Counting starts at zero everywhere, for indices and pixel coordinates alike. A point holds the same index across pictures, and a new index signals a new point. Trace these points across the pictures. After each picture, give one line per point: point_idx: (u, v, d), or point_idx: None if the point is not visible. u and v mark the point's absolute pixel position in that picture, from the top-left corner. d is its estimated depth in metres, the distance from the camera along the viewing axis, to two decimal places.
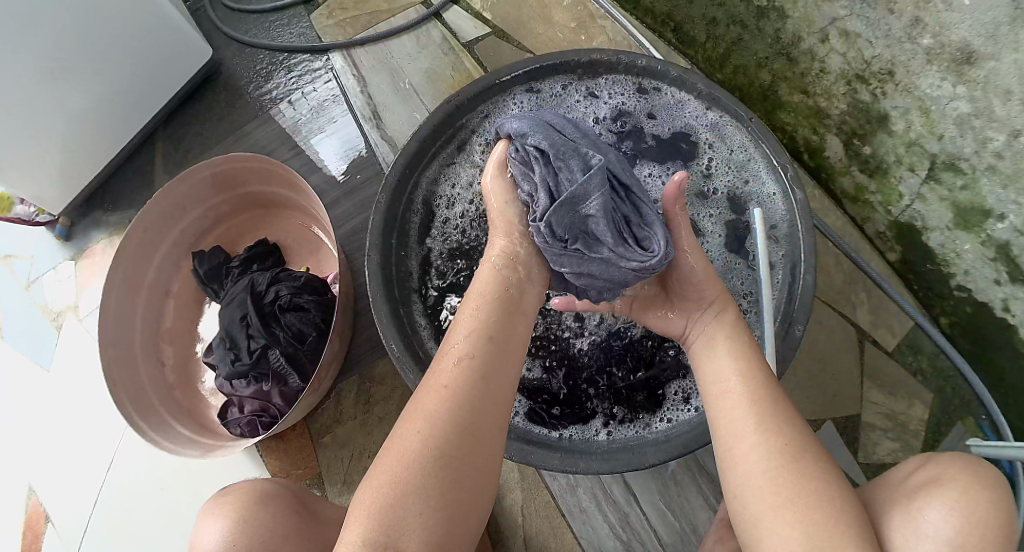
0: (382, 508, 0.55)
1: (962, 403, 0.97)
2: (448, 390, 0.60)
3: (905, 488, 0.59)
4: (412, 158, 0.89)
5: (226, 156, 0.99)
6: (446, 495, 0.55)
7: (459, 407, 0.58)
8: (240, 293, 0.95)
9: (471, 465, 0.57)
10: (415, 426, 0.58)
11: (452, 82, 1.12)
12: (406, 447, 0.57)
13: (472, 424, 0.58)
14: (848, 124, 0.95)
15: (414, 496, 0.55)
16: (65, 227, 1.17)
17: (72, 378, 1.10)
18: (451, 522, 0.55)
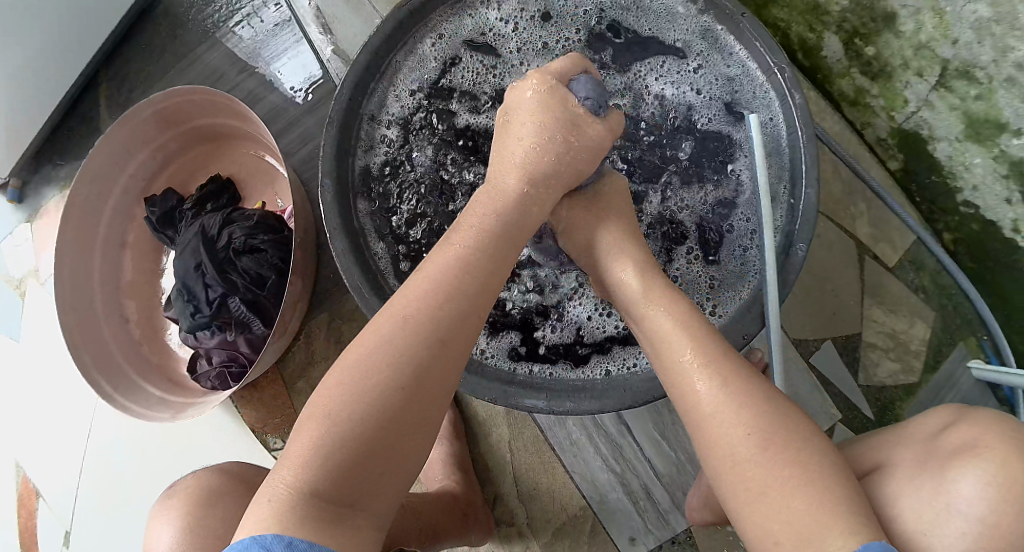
0: (336, 416, 0.49)
1: (964, 323, 0.94)
2: (394, 341, 0.52)
3: (939, 449, 0.54)
4: (362, 72, 0.79)
5: (166, 91, 0.90)
6: (401, 414, 0.50)
7: (400, 356, 0.51)
8: (190, 240, 0.89)
9: (434, 386, 0.52)
10: (389, 332, 0.52)
11: None
12: (333, 402, 0.50)
13: (444, 342, 0.53)
14: (850, 22, 0.85)
15: (370, 410, 0.49)
16: (18, 190, 1.09)
17: (46, 345, 1.05)
18: (370, 482, 0.49)
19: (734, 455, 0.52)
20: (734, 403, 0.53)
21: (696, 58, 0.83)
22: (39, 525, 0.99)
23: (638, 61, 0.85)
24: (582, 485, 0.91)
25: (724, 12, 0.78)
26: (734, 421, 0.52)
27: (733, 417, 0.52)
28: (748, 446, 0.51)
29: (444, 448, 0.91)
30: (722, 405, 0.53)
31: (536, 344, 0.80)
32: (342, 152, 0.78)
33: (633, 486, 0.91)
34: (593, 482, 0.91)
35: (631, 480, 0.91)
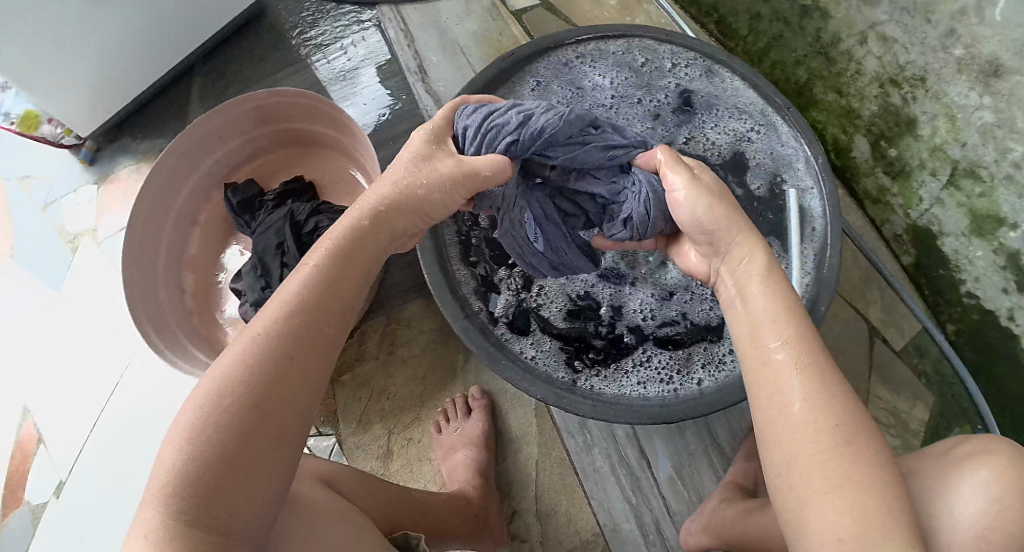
0: (188, 451, 0.46)
1: (961, 411, 1.02)
2: (235, 367, 0.48)
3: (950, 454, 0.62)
4: (466, 103, 0.90)
5: (274, 90, 1.00)
6: (250, 438, 0.47)
7: (244, 385, 0.48)
8: (276, 222, 0.94)
9: (280, 407, 0.48)
10: (243, 357, 0.49)
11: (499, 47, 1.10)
12: (178, 437, 0.47)
13: (290, 357, 0.50)
14: (878, 127, 0.99)
15: (215, 439, 0.46)
16: (92, 151, 1.15)
17: (81, 303, 1.09)
18: (220, 520, 0.45)
19: (816, 455, 0.48)
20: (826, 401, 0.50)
21: (750, 137, 0.94)
22: (32, 470, 1.04)
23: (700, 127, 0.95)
24: (598, 511, 0.92)
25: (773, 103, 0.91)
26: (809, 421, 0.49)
27: (821, 415, 0.49)
28: (832, 445, 0.48)
29: (470, 454, 0.89)
30: (821, 403, 0.49)
31: (587, 358, 0.85)
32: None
33: (645, 519, 0.92)
34: (609, 510, 0.92)
35: (644, 513, 0.92)
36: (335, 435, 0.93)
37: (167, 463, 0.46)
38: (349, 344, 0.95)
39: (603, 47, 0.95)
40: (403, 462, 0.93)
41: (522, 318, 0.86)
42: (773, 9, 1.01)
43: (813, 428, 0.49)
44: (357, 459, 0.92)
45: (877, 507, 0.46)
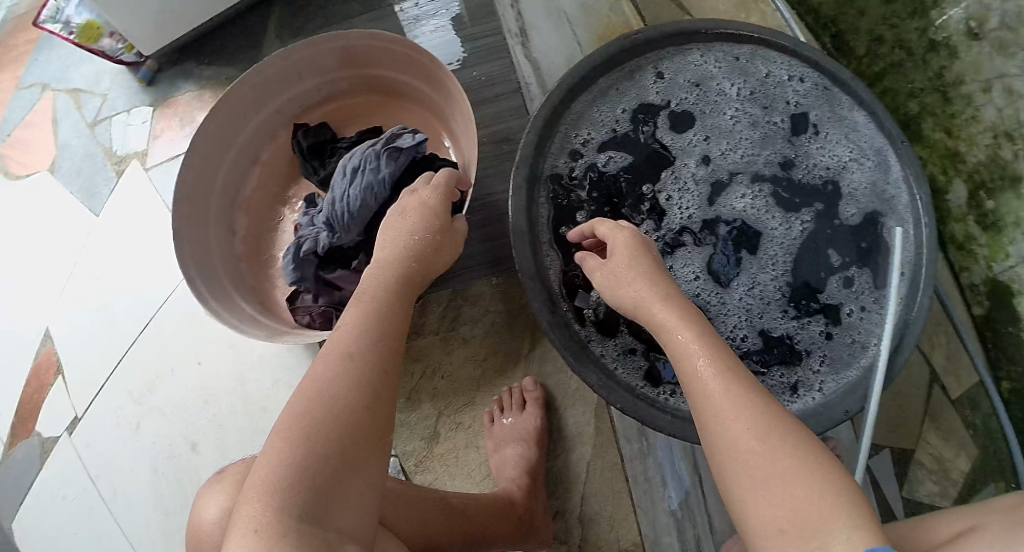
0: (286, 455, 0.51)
1: (999, 466, 1.01)
2: (341, 381, 0.56)
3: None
4: (577, 83, 0.84)
5: (365, 32, 0.90)
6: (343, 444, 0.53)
7: (350, 395, 0.55)
8: (364, 174, 0.84)
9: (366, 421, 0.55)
10: (333, 376, 0.56)
11: (611, 25, 0.98)
12: (293, 430, 0.52)
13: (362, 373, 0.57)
14: (980, 176, 0.96)
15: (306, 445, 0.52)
16: (151, 71, 1.08)
17: (121, 229, 1.02)
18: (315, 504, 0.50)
19: (744, 450, 0.52)
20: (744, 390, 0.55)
21: (863, 164, 0.87)
22: (49, 398, 1.00)
23: (813, 142, 0.89)
24: (643, 521, 0.90)
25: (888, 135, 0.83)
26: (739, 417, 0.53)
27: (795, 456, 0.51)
28: (754, 443, 0.52)
29: (521, 451, 0.85)
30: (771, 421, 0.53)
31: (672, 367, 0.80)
32: (542, 139, 0.83)
33: (689, 534, 0.90)
34: (653, 522, 0.90)
35: (687, 529, 0.90)
36: None
37: (264, 471, 0.51)
38: (410, 311, 0.92)
39: (729, 45, 0.88)
40: (450, 446, 0.90)
41: (612, 318, 0.81)
42: (898, 36, 0.99)
43: (723, 420, 0.54)
44: (401, 436, 0.89)
45: (812, 510, 0.49)
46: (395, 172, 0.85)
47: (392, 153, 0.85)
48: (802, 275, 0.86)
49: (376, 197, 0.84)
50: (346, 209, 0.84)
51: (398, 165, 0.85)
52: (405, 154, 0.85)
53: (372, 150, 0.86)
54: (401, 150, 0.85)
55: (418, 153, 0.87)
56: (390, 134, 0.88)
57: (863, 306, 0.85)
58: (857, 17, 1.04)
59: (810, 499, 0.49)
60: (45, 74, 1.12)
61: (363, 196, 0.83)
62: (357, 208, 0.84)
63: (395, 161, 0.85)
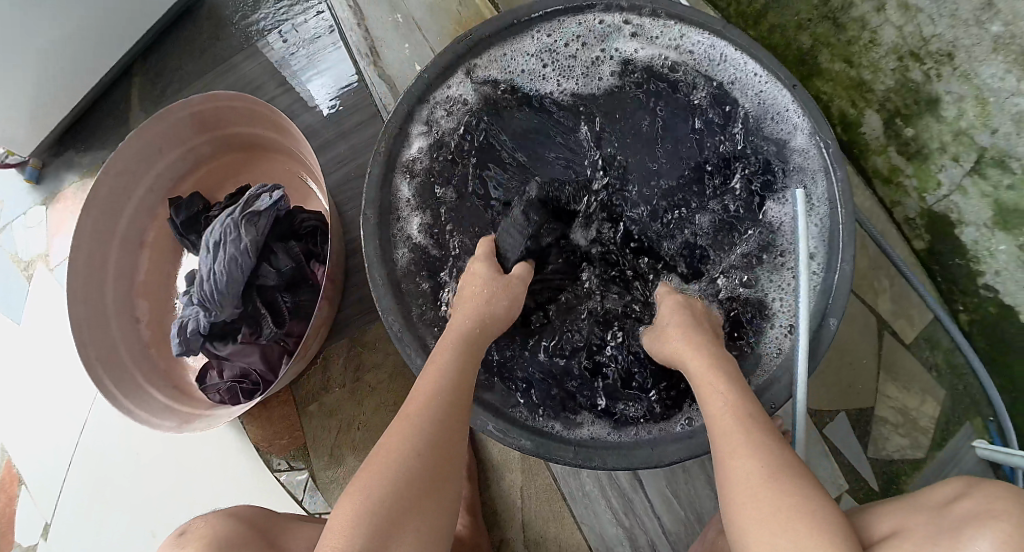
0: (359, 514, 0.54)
1: (972, 403, 0.95)
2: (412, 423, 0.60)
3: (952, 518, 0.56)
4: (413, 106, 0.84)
5: (209, 95, 0.92)
6: (438, 495, 0.57)
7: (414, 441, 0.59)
8: (226, 247, 0.86)
9: (456, 451, 0.61)
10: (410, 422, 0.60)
11: (459, 20, 1.01)
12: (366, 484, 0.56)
13: (451, 410, 0.62)
14: (892, 103, 0.88)
15: (392, 501, 0.55)
16: (36, 170, 1.10)
17: (44, 334, 1.04)
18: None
19: (754, 488, 0.54)
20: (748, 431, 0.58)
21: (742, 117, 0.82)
22: (19, 511, 1.00)
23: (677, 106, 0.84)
24: (590, 535, 0.89)
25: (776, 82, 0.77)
26: (751, 456, 0.56)
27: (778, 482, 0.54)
28: (760, 478, 0.54)
29: None
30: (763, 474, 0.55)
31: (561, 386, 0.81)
32: (387, 179, 0.84)
33: (641, 541, 0.89)
34: (601, 535, 0.89)
35: (639, 536, 0.89)
36: (307, 469, 0.93)
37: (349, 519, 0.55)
38: (310, 368, 0.95)
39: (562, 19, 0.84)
40: None
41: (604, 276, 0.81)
42: None
43: (738, 453, 0.57)
44: (333, 492, 0.92)
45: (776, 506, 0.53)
46: (260, 236, 0.87)
47: (251, 217, 0.87)
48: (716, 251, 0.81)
49: (245, 265, 0.86)
50: (219, 285, 0.86)
51: (262, 228, 0.87)
52: (266, 216, 0.88)
53: (229, 221, 0.87)
54: (260, 212, 0.87)
55: (278, 211, 0.90)
56: (244, 198, 0.90)
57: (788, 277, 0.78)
58: None
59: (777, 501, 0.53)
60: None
61: (234, 267, 0.85)
62: (229, 282, 0.86)
63: (256, 226, 0.87)
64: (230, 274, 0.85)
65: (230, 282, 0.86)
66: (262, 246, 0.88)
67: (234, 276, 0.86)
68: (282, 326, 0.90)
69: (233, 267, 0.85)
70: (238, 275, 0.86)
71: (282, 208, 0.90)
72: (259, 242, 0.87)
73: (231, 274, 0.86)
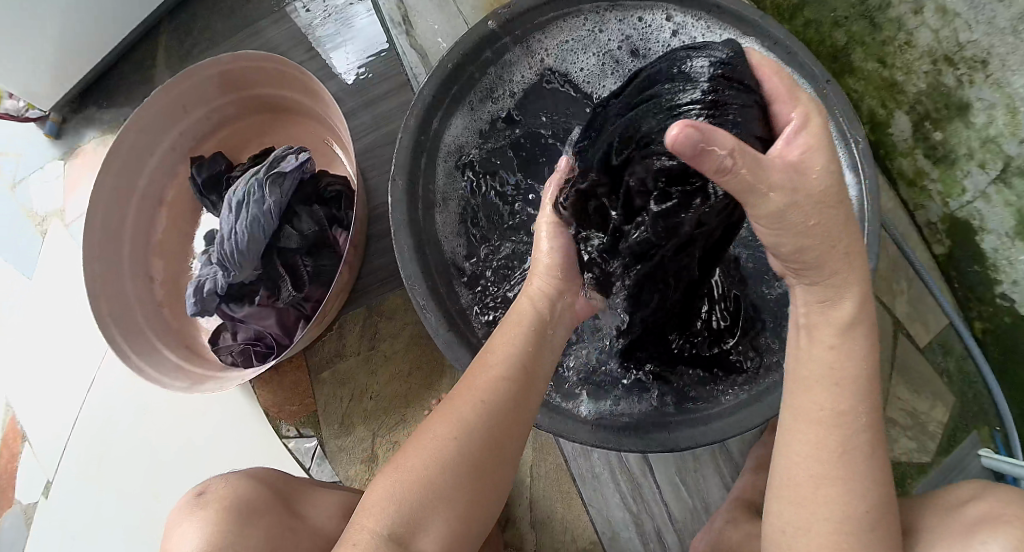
0: (393, 499, 0.55)
1: (980, 412, 0.96)
2: (470, 407, 0.58)
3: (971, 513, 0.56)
4: (449, 73, 0.82)
5: (238, 54, 0.92)
6: (477, 497, 0.57)
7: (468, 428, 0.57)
8: (249, 208, 0.85)
9: (501, 457, 0.58)
10: (464, 404, 0.58)
11: None
12: (412, 462, 0.56)
13: (506, 417, 0.59)
14: (923, 106, 0.89)
15: (427, 496, 0.55)
16: (57, 124, 1.09)
17: (56, 290, 1.03)
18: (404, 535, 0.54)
19: (812, 460, 0.54)
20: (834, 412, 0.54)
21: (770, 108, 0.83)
22: (20, 466, 0.99)
23: None
24: (596, 518, 0.89)
25: (810, 75, 0.77)
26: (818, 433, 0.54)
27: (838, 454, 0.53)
28: (822, 460, 0.53)
29: None
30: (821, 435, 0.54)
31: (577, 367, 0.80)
32: (417, 150, 0.82)
33: (647, 526, 0.89)
34: (608, 519, 0.89)
35: (645, 521, 0.90)
36: (316, 437, 0.92)
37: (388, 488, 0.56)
38: (326, 335, 0.95)
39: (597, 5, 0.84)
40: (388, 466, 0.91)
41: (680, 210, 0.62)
42: None
43: (814, 423, 0.54)
44: (341, 461, 0.91)
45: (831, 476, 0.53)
46: (284, 197, 0.87)
47: (275, 177, 0.87)
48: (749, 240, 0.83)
49: (268, 224, 0.86)
50: (240, 244, 0.85)
51: (286, 189, 0.87)
52: (292, 177, 0.88)
53: (254, 182, 0.86)
54: (286, 172, 0.87)
55: (303, 173, 0.89)
56: (270, 158, 0.90)
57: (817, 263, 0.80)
58: None
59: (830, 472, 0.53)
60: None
61: (257, 227, 0.85)
62: (251, 241, 0.85)
63: (280, 185, 0.87)
64: (252, 234, 0.85)
65: (252, 241, 0.85)
66: (285, 207, 0.88)
67: (255, 235, 0.85)
68: (301, 290, 0.89)
69: (256, 226, 0.85)
70: (259, 235, 0.86)
71: (307, 170, 0.90)
72: (283, 203, 0.87)
73: (252, 234, 0.85)
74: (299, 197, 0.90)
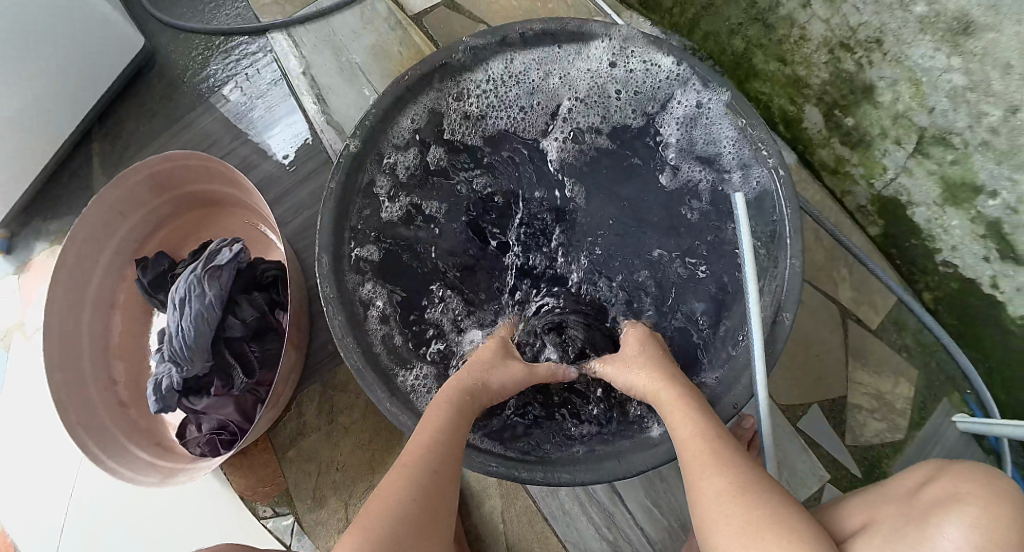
0: None
1: (947, 379, 0.95)
2: (409, 461, 0.61)
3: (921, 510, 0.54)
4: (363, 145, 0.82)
5: (162, 156, 0.95)
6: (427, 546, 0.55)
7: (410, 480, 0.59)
8: (191, 303, 0.87)
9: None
10: (402, 463, 0.61)
11: (400, 60, 1.09)
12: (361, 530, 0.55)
13: (419, 530, 0.56)
14: (830, 95, 0.90)
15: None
16: (6, 240, 1.12)
17: (30, 400, 1.05)
18: None
19: (719, 497, 0.56)
20: (711, 449, 0.59)
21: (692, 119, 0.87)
22: None
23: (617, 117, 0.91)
24: None
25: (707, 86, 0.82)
26: (720, 477, 0.57)
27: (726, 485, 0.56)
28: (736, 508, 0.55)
29: None
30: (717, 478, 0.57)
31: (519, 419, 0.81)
32: (340, 222, 0.82)
33: None
34: None
35: (624, 546, 0.91)
36: (292, 513, 0.93)
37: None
38: (287, 415, 0.96)
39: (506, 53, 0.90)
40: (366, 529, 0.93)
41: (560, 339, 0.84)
42: None
43: (710, 475, 0.57)
44: (320, 536, 0.92)
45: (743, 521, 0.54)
46: (223, 289, 0.90)
47: (212, 270, 0.89)
48: (640, 266, 0.86)
49: (211, 318, 0.88)
50: (185, 340, 0.87)
51: (226, 280, 0.90)
52: (231, 270, 0.90)
53: (192, 277, 0.89)
54: (222, 264, 0.90)
55: (240, 265, 0.92)
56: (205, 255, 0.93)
57: (729, 287, 0.82)
58: None
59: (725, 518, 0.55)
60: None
61: (200, 322, 0.87)
62: (195, 337, 0.87)
63: (217, 278, 0.89)
64: (196, 330, 0.87)
65: (196, 338, 0.87)
66: (226, 299, 0.90)
67: (198, 330, 0.87)
68: (253, 376, 0.92)
69: (199, 321, 0.87)
70: (204, 330, 0.87)
71: (245, 261, 0.93)
72: (223, 295, 0.89)
73: (195, 330, 0.87)
74: (240, 289, 0.92)
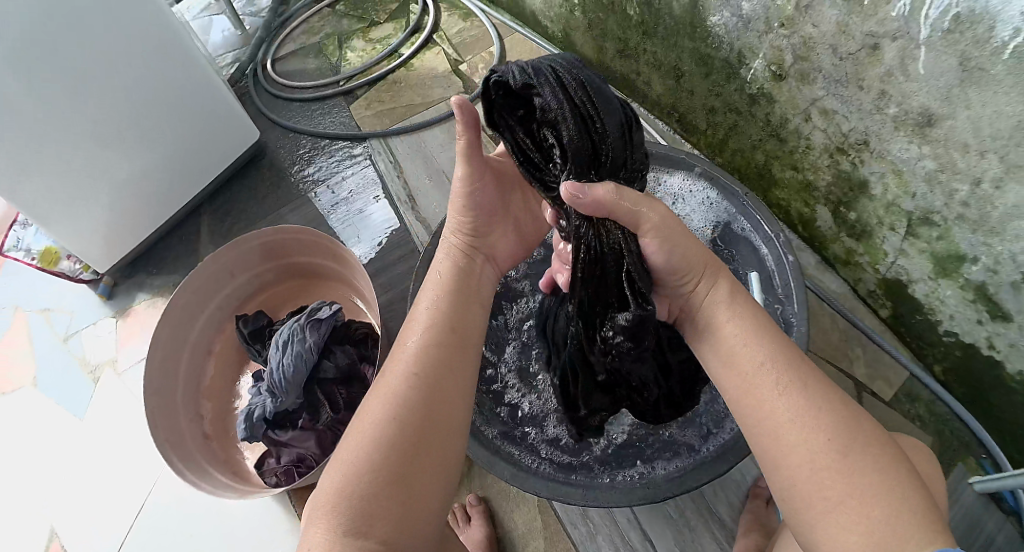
0: (379, 430, 0.63)
1: (965, 447, 1.02)
2: (417, 345, 0.69)
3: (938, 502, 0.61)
4: None
5: (275, 228, 1.14)
6: (441, 418, 0.65)
7: (422, 359, 0.68)
8: (293, 345, 1.02)
9: (443, 432, 0.65)
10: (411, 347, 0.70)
11: None
12: (381, 404, 0.65)
13: (446, 388, 0.67)
14: (834, 194, 1.07)
15: (376, 489, 0.60)
16: (109, 286, 1.30)
17: (105, 425, 1.14)
18: (404, 457, 0.61)
19: (815, 466, 0.58)
20: (814, 417, 0.59)
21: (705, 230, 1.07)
22: None
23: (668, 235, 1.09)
24: None
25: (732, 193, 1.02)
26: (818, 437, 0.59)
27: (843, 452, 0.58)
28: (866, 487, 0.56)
29: None
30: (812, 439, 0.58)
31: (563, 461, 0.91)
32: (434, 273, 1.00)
33: None
34: None
35: None
36: None
37: (372, 429, 0.64)
38: None
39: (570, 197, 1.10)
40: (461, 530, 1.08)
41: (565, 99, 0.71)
42: (725, 100, 1.16)
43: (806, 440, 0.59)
44: None
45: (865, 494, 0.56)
46: (320, 337, 1.04)
47: (312, 321, 1.05)
48: None
49: (307, 359, 1.01)
50: (282, 374, 1.00)
51: (322, 332, 1.04)
52: (328, 323, 1.05)
53: (295, 326, 1.04)
54: (322, 317, 1.05)
55: (336, 320, 1.07)
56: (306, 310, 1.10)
57: None
58: (690, 99, 1.25)
59: (853, 492, 0.56)
60: (14, 298, 1.32)
61: (299, 359, 1.00)
62: (291, 373, 1.00)
63: (318, 328, 1.04)
64: (293, 367, 1.00)
65: (292, 375, 1.00)
66: (320, 347, 1.04)
67: (295, 367, 1.00)
68: (337, 413, 1.03)
69: (297, 360, 1.00)
70: (300, 367, 1.00)
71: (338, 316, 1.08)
72: (319, 342, 1.04)
73: (293, 367, 1.00)
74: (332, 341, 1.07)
